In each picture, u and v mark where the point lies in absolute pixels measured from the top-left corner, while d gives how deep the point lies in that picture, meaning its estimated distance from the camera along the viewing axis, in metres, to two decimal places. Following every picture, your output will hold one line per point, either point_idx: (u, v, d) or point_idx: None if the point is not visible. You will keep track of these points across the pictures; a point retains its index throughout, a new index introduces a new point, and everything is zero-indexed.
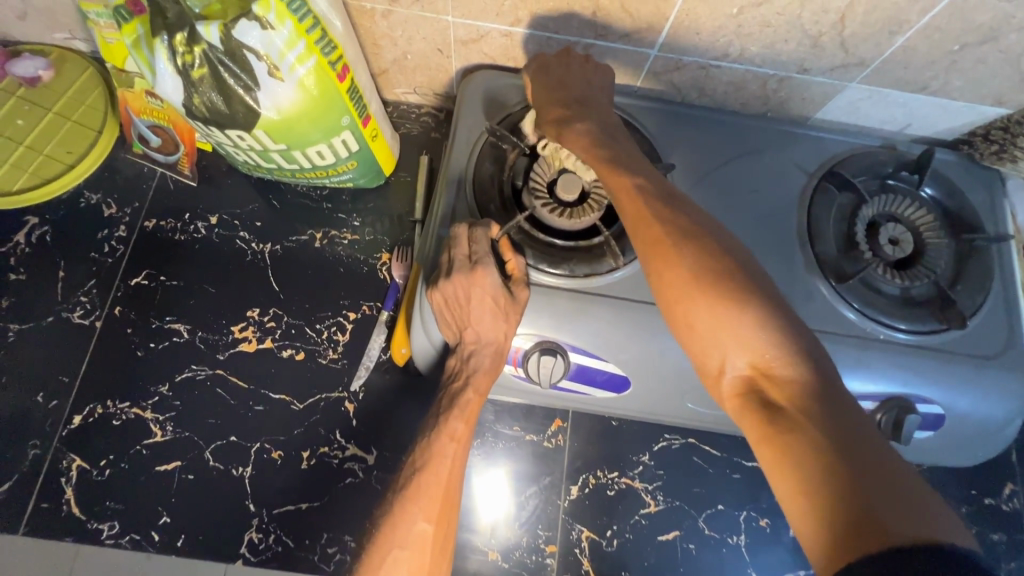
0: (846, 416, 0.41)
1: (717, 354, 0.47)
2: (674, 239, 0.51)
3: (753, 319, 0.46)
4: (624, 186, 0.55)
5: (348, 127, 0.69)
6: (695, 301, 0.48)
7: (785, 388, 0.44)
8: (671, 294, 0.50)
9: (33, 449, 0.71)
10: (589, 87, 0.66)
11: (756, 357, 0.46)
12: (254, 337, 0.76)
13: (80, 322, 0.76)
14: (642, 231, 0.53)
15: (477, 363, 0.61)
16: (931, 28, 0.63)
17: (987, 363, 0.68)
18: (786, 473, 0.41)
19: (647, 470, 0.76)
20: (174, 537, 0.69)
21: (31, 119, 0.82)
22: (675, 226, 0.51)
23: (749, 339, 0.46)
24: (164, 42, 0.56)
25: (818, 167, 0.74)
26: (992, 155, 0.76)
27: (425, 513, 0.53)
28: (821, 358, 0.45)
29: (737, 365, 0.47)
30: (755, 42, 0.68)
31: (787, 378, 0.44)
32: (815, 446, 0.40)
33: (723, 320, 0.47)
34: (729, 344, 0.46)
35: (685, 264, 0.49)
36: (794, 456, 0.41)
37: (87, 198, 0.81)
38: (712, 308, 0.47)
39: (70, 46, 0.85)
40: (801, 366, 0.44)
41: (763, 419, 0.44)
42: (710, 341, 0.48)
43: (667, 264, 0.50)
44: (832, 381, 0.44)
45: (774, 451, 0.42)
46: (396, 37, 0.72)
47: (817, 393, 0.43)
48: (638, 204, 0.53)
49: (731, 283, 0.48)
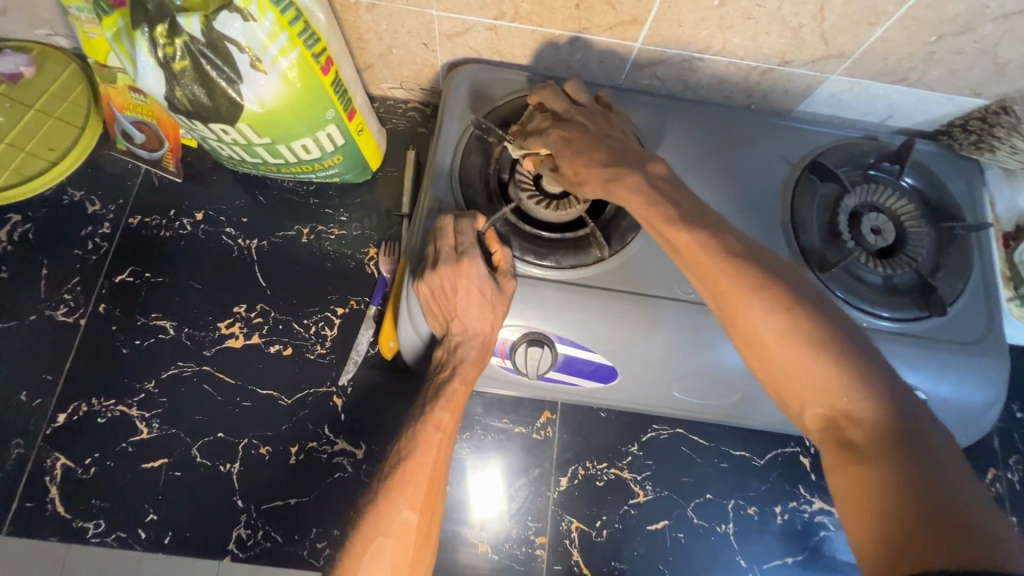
0: (926, 456, 0.42)
1: (795, 397, 0.48)
2: (741, 285, 0.49)
3: (833, 365, 0.46)
4: (681, 238, 0.52)
5: (333, 121, 0.69)
6: (768, 345, 0.48)
7: (863, 427, 0.45)
8: (746, 341, 0.50)
9: (16, 448, 0.70)
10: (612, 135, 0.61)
11: (833, 401, 0.46)
12: (241, 333, 0.76)
13: (65, 319, 0.75)
14: (708, 281, 0.51)
15: (464, 354, 0.61)
16: (908, 19, 0.64)
17: (969, 349, 0.69)
18: (858, 506, 0.43)
19: (636, 460, 0.76)
20: (161, 535, 0.68)
21: (12, 116, 0.82)
22: (745, 275, 0.50)
23: (830, 384, 0.46)
24: (145, 34, 0.56)
25: (801, 158, 0.75)
26: (971, 145, 0.76)
27: (410, 502, 0.53)
28: (905, 400, 0.45)
29: (816, 408, 0.47)
30: (737, 35, 0.68)
31: (868, 419, 0.44)
32: (887, 481, 0.42)
33: (801, 366, 0.47)
34: (808, 389, 0.47)
35: (757, 313, 0.48)
36: (867, 491, 0.43)
37: (70, 195, 0.81)
38: (790, 354, 0.47)
39: (52, 42, 0.84)
40: (882, 409, 0.44)
41: (840, 459, 0.45)
42: (787, 384, 0.48)
43: (739, 309, 0.49)
44: (917, 422, 0.44)
45: (848, 485, 0.44)
46: (380, 31, 0.72)
47: (898, 436, 0.43)
48: (701, 255, 0.51)
49: (809, 331, 0.47)
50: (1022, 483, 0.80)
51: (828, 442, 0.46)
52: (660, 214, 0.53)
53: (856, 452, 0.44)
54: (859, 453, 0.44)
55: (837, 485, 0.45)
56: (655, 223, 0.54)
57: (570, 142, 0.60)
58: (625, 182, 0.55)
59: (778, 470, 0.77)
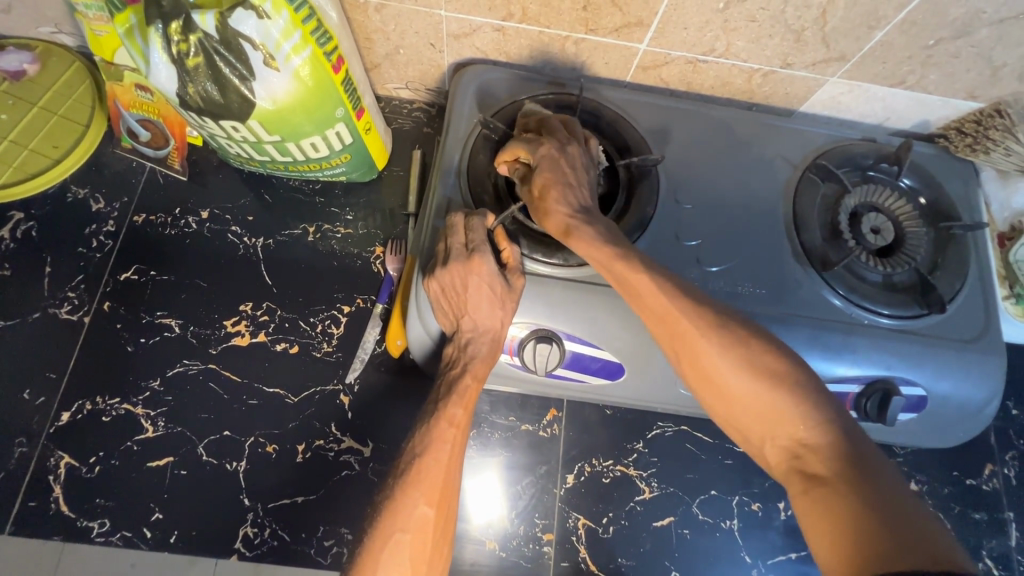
0: (878, 474, 0.44)
1: (756, 429, 0.49)
2: (700, 325, 0.51)
3: (790, 397, 0.48)
4: (641, 282, 0.53)
5: (342, 119, 0.69)
6: (728, 381, 0.50)
7: (822, 456, 0.46)
8: (705, 378, 0.51)
9: (20, 447, 0.69)
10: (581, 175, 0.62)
11: (791, 429, 0.48)
12: (247, 331, 0.76)
13: (68, 318, 0.75)
14: (665, 321, 0.52)
15: (475, 351, 0.61)
16: (907, 23, 0.65)
17: (967, 347, 0.70)
18: (823, 528, 0.43)
19: (642, 457, 0.77)
20: (167, 534, 0.68)
21: (16, 113, 0.81)
22: (698, 316, 0.51)
23: (786, 413, 0.48)
24: (159, 30, 0.56)
25: (802, 159, 0.76)
26: (966, 147, 0.78)
27: (427, 497, 0.53)
28: (852, 425, 0.47)
29: (777, 437, 0.48)
30: (740, 38, 0.70)
31: (824, 445, 0.46)
32: (849, 498, 0.43)
33: (759, 397, 0.49)
34: (769, 419, 0.48)
35: (714, 350, 0.50)
36: (831, 511, 0.43)
37: (74, 193, 0.80)
38: (747, 388, 0.49)
39: (56, 40, 0.84)
40: (835, 436, 0.46)
41: (805, 488, 0.46)
42: (748, 418, 0.50)
43: (698, 348, 0.51)
44: (864, 444, 0.46)
45: (814, 513, 0.44)
46: (388, 31, 0.73)
47: (852, 458, 0.45)
48: (659, 297, 0.52)
49: (766, 366, 0.49)
50: (1018, 478, 0.82)
51: (793, 474, 0.47)
52: (617, 255, 0.55)
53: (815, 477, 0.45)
54: (820, 478, 0.45)
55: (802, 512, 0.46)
56: (614, 265, 0.55)
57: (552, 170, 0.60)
58: (584, 234, 0.57)
59: None
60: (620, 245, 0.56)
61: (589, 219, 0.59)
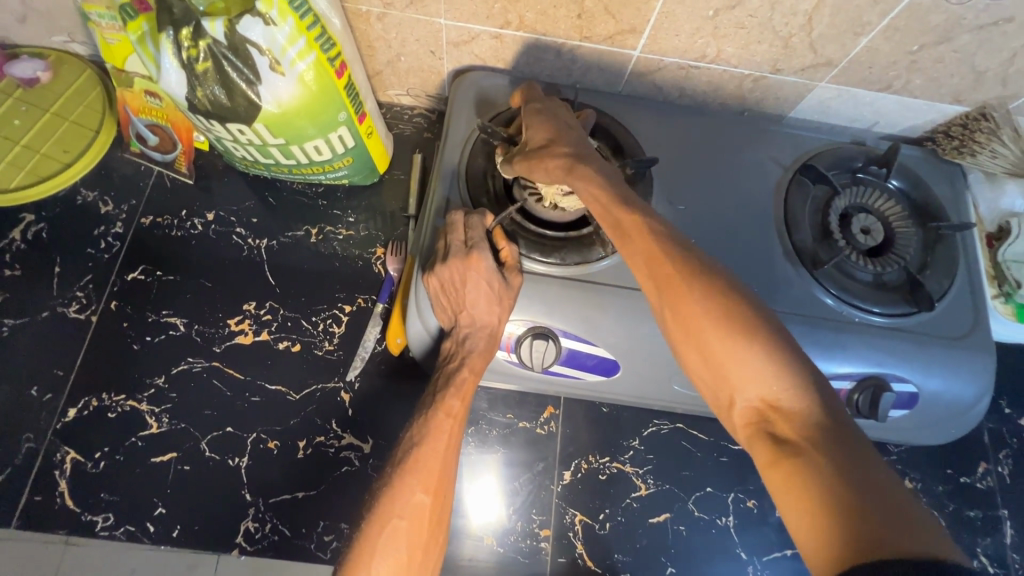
0: (851, 444, 0.43)
1: (726, 386, 0.49)
2: (685, 274, 0.52)
3: (763, 354, 0.48)
4: (633, 224, 0.55)
5: (345, 123, 0.71)
6: (705, 333, 0.50)
7: (792, 420, 0.46)
8: (682, 328, 0.52)
9: (27, 442, 0.70)
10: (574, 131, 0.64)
11: (764, 391, 0.48)
12: (250, 330, 0.78)
13: (76, 316, 0.77)
14: (654, 270, 0.54)
15: (473, 345, 0.63)
16: (891, 28, 0.67)
17: (957, 343, 0.71)
18: (792, 495, 0.43)
19: (638, 454, 0.78)
20: (170, 528, 0.69)
21: (28, 119, 0.84)
22: (685, 266, 0.53)
23: (760, 374, 0.48)
24: (169, 36, 0.58)
25: (793, 161, 0.78)
26: (953, 150, 0.80)
27: (423, 485, 0.55)
28: (828, 392, 0.47)
29: (747, 397, 0.48)
30: (730, 44, 0.72)
31: (795, 410, 0.46)
32: (824, 467, 0.42)
33: (733, 355, 0.49)
34: (739, 379, 0.48)
35: (696, 302, 0.51)
36: (802, 481, 0.43)
37: (83, 196, 0.83)
38: (722, 343, 0.49)
39: (69, 49, 0.87)
40: (810, 401, 0.46)
41: (773, 453, 0.46)
42: (718, 373, 0.50)
43: (681, 299, 0.51)
44: (839, 413, 0.46)
45: (785, 480, 0.44)
46: (390, 39, 0.75)
47: (824, 424, 0.45)
48: (649, 243, 0.54)
49: (743, 319, 0.49)
50: (1012, 477, 0.82)
51: (761, 437, 0.47)
52: (613, 198, 0.57)
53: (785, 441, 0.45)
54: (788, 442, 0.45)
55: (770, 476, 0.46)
56: (612, 209, 0.57)
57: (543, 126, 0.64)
58: (586, 171, 0.58)
59: None
60: (617, 188, 0.58)
61: (585, 158, 0.60)
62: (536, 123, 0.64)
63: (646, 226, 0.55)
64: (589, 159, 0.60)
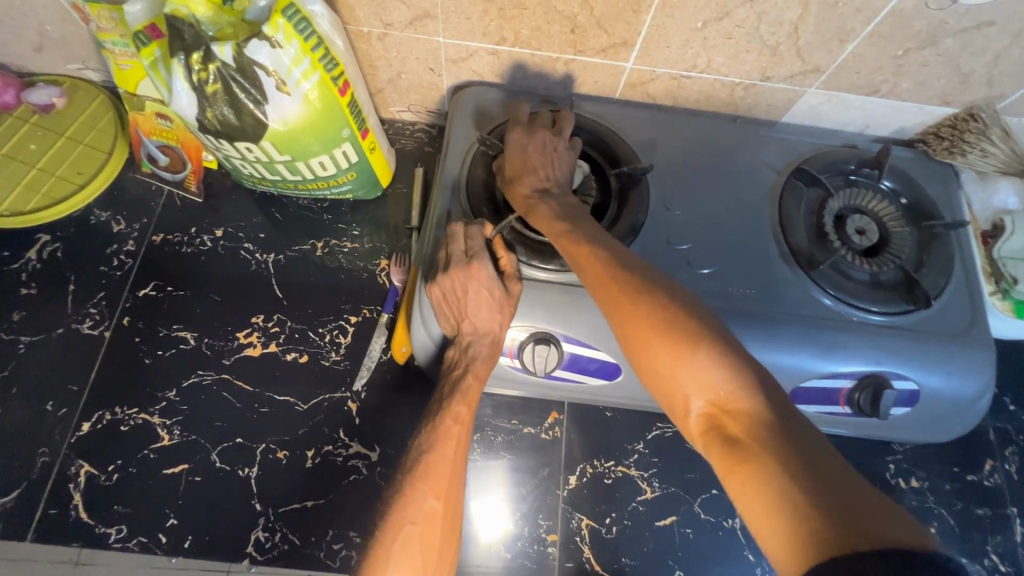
0: (801, 440, 0.42)
1: (680, 395, 0.49)
2: (630, 288, 0.54)
3: (707, 357, 0.48)
4: (579, 248, 0.59)
5: (348, 139, 0.74)
6: (652, 343, 0.51)
7: (742, 421, 0.45)
8: (633, 339, 0.53)
9: (42, 457, 0.72)
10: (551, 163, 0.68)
11: (712, 392, 0.47)
12: (259, 342, 0.79)
13: (90, 332, 0.79)
14: (602, 288, 0.56)
15: (476, 352, 0.64)
16: (875, 35, 0.69)
17: (957, 340, 0.72)
18: (752, 502, 0.41)
19: (642, 457, 0.78)
20: (181, 539, 0.70)
21: (44, 143, 0.87)
22: (630, 280, 0.55)
23: (707, 378, 0.48)
24: (181, 61, 0.61)
25: (786, 166, 0.80)
26: (944, 150, 0.82)
27: (434, 490, 0.56)
28: (775, 389, 0.46)
29: (699, 401, 0.48)
30: (720, 54, 0.74)
31: (743, 410, 0.45)
32: (771, 464, 0.41)
33: (680, 360, 0.49)
34: (688, 384, 0.48)
35: (641, 313, 0.52)
36: (754, 482, 0.41)
37: (96, 216, 0.85)
38: (669, 349, 0.50)
39: (83, 76, 0.91)
40: (757, 400, 0.45)
41: (726, 457, 0.44)
42: (668, 381, 0.50)
43: (626, 313, 0.53)
44: (788, 410, 0.45)
45: (739, 485, 0.42)
46: (391, 59, 0.78)
47: (772, 420, 0.44)
48: (594, 263, 0.57)
49: (684, 325, 0.50)
50: (1019, 474, 0.82)
51: (715, 441, 0.46)
52: (563, 231, 0.61)
53: (735, 441, 0.44)
54: (738, 443, 0.44)
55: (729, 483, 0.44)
56: (562, 236, 0.61)
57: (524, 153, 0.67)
58: (540, 212, 0.64)
59: None
60: (570, 221, 0.62)
61: (547, 198, 0.65)
62: (515, 150, 0.68)
63: (589, 252, 0.58)
64: (552, 198, 0.65)
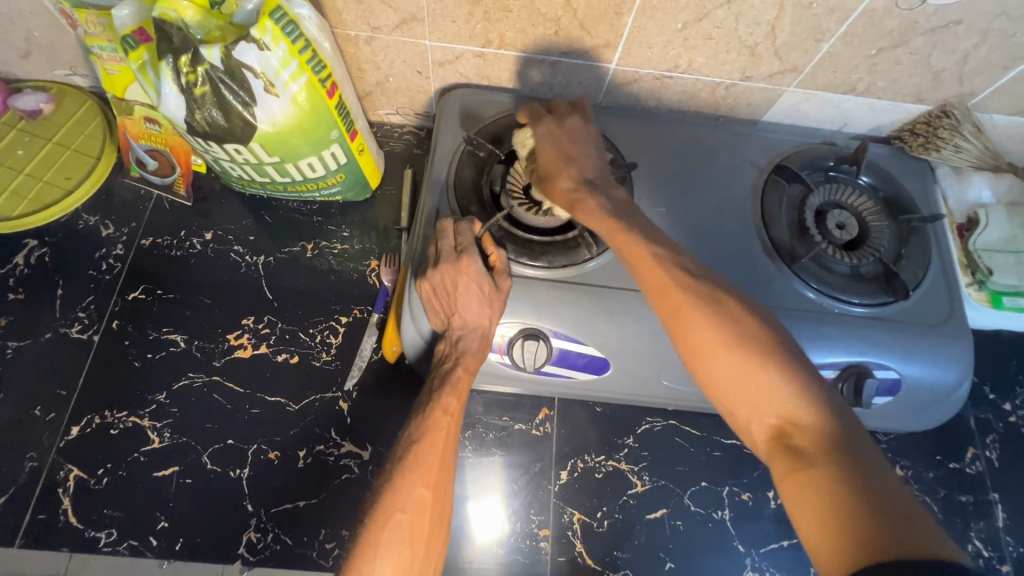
0: (865, 460, 0.45)
1: (743, 406, 0.51)
2: (694, 298, 0.54)
3: (777, 375, 0.50)
4: (636, 252, 0.58)
5: (337, 141, 0.75)
6: (718, 355, 0.51)
7: (808, 437, 0.47)
8: (694, 350, 0.53)
9: (30, 461, 0.72)
10: (586, 158, 0.67)
11: (780, 407, 0.49)
12: (249, 344, 0.79)
13: (79, 336, 0.78)
14: (663, 296, 0.55)
15: (466, 346, 0.65)
16: (849, 35, 0.72)
17: (936, 330, 0.74)
18: (807, 508, 0.45)
19: (632, 452, 0.79)
20: (172, 541, 0.69)
21: (31, 149, 0.87)
22: (695, 290, 0.54)
23: (774, 393, 0.49)
24: (169, 64, 0.62)
25: (768, 163, 0.82)
26: (919, 146, 0.83)
27: (423, 479, 0.56)
28: (840, 407, 0.49)
29: (762, 413, 0.50)
30: (700, 54, 0.76)
31: (812, 426, 0.48)
32: (838, 482, 0.44)
33: (747, 374, 0.50)
34: (755, 397, 0.50)
35: (705, 325, 0.52)
36: (821, 495, 0.44)
37: (85, 220, 0.85)
38: (735, 362, 0.51)
39: (70, 82, 0.91)
40: (824, 418, 0.48)
41: (790, 470, 0.47)
42: (731, 392, 0.51)
43: (689, 325, 0.53)
44: (851, 428, 0.48)
45: (801, 497, 0.45)
46: (378, 62, 0.79)
47: (837, 438, 0.47)
48: (654, 268, 0.56)
49: (753, 340, 0.51)
50: (1000, 461, 0.84)
51: (778, 453, 0.49)
52: (618, 228, 0.60)
53: (801, 456, 0.47)
54: (806, 458, 0.46)
55: (788, 491, 0.47)
56: (618, 236, 0.59)
57: (557, 147, 0.67)
58: (589, 206, 0.62)
59: None
60: (624, 219, 0.61)
61: (593, 192, 0.64)
62: (546, 146, 0.68)
63: (646, 255, 0.57)
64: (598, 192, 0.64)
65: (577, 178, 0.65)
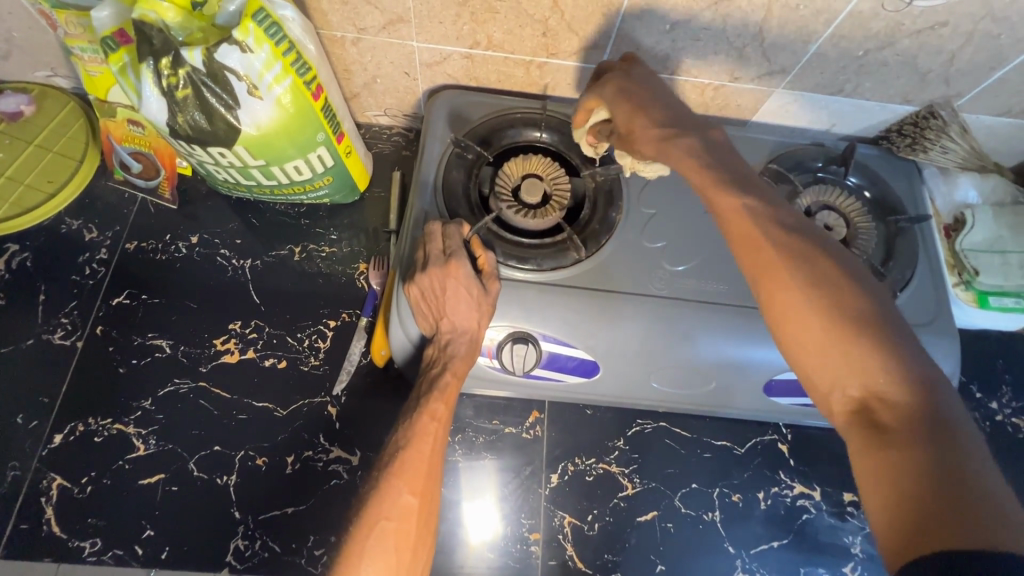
0: (960, 444, 0.39)
1: (825, 376, 0.44)
2: (782, 257, 0.47)
3: (872, 347, 0.43)
4: (727, 203, 0.49)
5: (323, 143, 0.74)
6: (807, 318, 0.45)
7: (899, 415, 0.41)
8: (778, 311, 0.46)
9: (12, 470, 0.71)
10: (667, 100, 0.58)
11: (869, 380, 0.43)
12: (236, 348, 0.79)
13: (62, 342, 0.77)
14: (746, 251, 0.48)
15: (454, 350, 0.65)
16: (837, 36, 0.72)
17: (922, 329, 0.74)
18: (875, 485, 0.40)
19: (623, 454, 0.79)
20: (158, 550, 0.69)
21: (12, 152, 0.85)
22: (790, 247, 0.47)
23: (865, 365, 0.43)
24: (150, 66, 0.61)
25: (757, 164, 0.82)
26: (907, 147, 0.84)
27: (410, 487, 0.56)
28: (939, 386, 0.42)
29: (845, 383, 0.44)
30: (688, 55, 0.76)
31: (902, 402, 0.41)
32: (920, 462, 0.39)
33: (835, 343, 0.44)
34: (841, 367, 0.44)
35: (795, 282, 0.46)
36: (895, 472, 0.39)
37: (68, 225, 0.84)
38: (825, 329, 0.44)
39: (52, 83, 0.89)
40: (917, 394, 0.41)
41: (866, 443, 0.42)
42: (815, 357, 0.45)
43: (778, 283, 0.46)
44: (948, 408, 0.41)
45: (877, 470, 0.40)
46: (365, 63, 0.78)
47: (930, 418, 0.40)
48: (741, 218, 0.48)
49: (848, 305, 0.44)
50: None
51: (855, 426, 0.43)
52: (710, 177, 0.50)
53: (885, 432, 0.41)
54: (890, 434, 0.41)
55: (861, 464, 0.42)
56: (708, 186, 0.50)
57: (627, 95, 0.59)
58: (684, 146, 0.53)
59: (759, 458, 0.80)
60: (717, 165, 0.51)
61: (687, 129, 0.54)
62: (613, 100, 0.60)
63: (740, 205, 0.49)
64: (690, 130, 0.54)
65: (664, 118, 0.55)
